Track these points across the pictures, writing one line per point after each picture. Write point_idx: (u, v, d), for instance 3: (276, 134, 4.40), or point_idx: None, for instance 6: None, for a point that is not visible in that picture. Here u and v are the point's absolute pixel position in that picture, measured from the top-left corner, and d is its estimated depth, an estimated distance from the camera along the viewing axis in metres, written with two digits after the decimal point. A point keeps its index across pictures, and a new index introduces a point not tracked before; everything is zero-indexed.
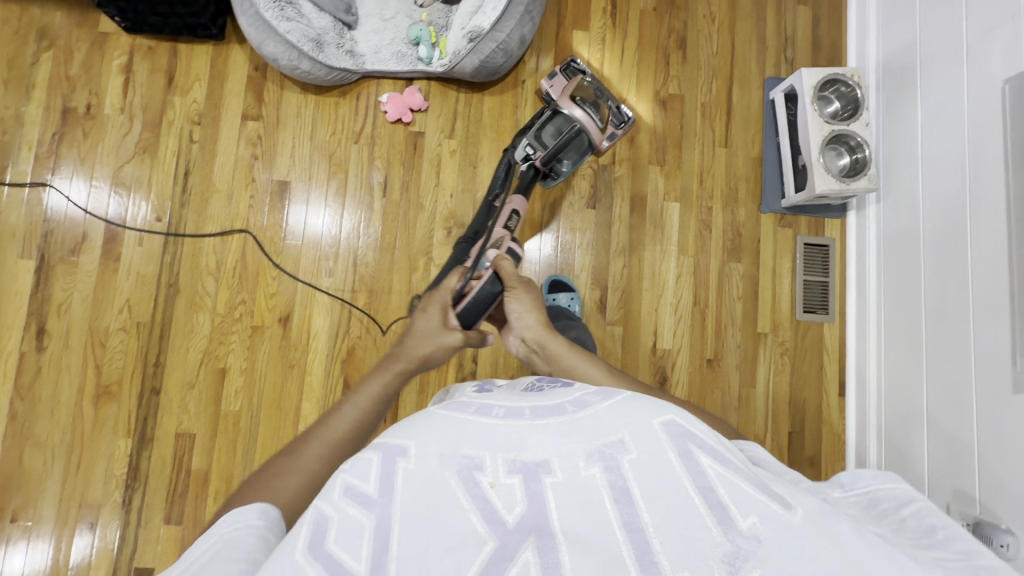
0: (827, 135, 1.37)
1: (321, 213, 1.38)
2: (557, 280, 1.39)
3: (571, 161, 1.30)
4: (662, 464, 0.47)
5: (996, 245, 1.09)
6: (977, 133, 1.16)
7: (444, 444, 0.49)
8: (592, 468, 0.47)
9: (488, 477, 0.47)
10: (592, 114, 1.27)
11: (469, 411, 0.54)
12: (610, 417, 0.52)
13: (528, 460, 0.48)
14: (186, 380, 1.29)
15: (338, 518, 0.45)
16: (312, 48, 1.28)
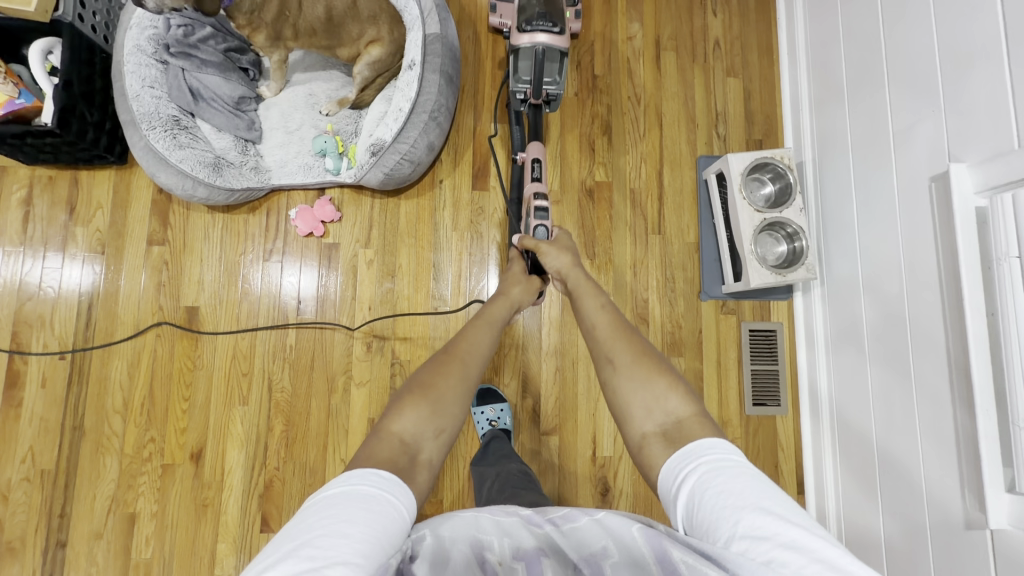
0: (760, 224, 1.29)
1: (279, 273, 1.35)
2: (487, 390, 1.33)
3: (556, 78, 1.24)
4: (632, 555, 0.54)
5: (937, 355, 1.00)
6: (910, 229, 1.07)
7: (455, 532, 0.59)
8: (581, 572, 0.54)
9: (496, 555, 0.56)
10: (550, 30, 1.17)
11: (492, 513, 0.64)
12: (597, 530, 0.59)
13: (529, 549, 0.57)
14: (93, 530, 1.22)
15: (388, 564, 0.51)
16: (209, 173, 1.23)
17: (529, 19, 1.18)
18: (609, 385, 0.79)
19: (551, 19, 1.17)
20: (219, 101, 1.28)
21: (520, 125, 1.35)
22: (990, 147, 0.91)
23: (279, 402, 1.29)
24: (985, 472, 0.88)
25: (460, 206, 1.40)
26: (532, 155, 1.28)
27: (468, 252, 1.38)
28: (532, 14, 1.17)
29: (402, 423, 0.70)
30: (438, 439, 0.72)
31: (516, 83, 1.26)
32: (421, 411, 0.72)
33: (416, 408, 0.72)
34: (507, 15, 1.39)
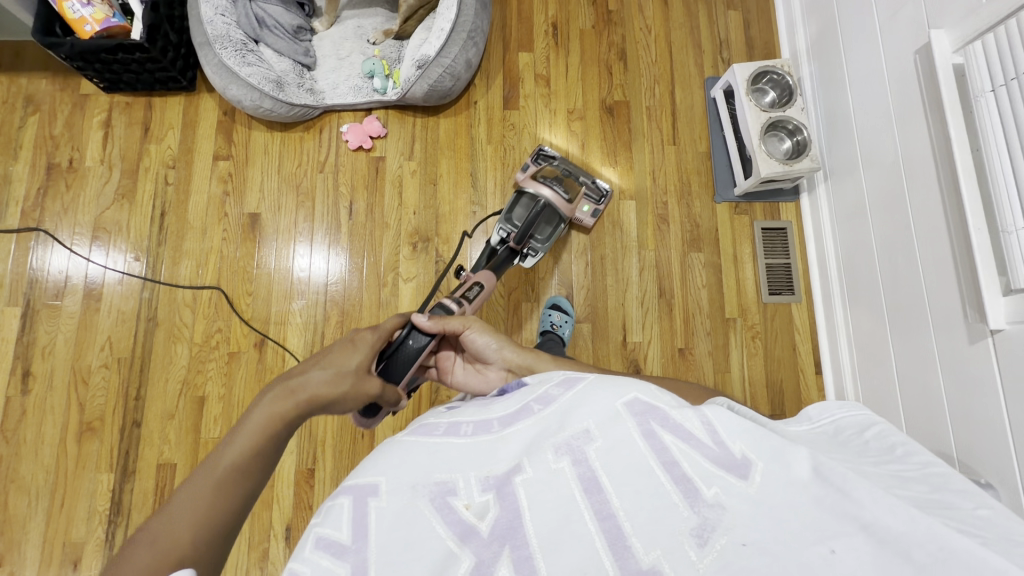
0: (765, 124, 1.43)
1: (320, 258, 1.44)
2: (557, 302, 1.44)
3: (545, 236, 1.31)
4: (624, 445, 0.47)
5: (932, 203, 1.13)
6: (900, 102, 1.21)
7: (415, 474, 0.49)
8: (562, 461, 0.48)
9: (462, 498, 0.47)
10: (557, 190, 1.30)
11: (439, 433, 0.54)
12: (576, 413, 0.51)
13: (499, 472, 0.48)
14: (166, 411, 1.32)
15: (315, 564, 0.43)
16: (273, 88, 1.38)
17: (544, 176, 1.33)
18: None
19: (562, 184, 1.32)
20: (280, 29, 1.45)
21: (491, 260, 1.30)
22: (964, 10, 1.06)
23: (335, 297, 1.41)
24: (982, 282, 0.98)
25: (493, 123, 1.54)
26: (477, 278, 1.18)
27: (501, 163, 1.52)
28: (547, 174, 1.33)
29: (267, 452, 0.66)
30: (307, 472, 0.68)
31: (506, 224, 1.30)
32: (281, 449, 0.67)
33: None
34: None
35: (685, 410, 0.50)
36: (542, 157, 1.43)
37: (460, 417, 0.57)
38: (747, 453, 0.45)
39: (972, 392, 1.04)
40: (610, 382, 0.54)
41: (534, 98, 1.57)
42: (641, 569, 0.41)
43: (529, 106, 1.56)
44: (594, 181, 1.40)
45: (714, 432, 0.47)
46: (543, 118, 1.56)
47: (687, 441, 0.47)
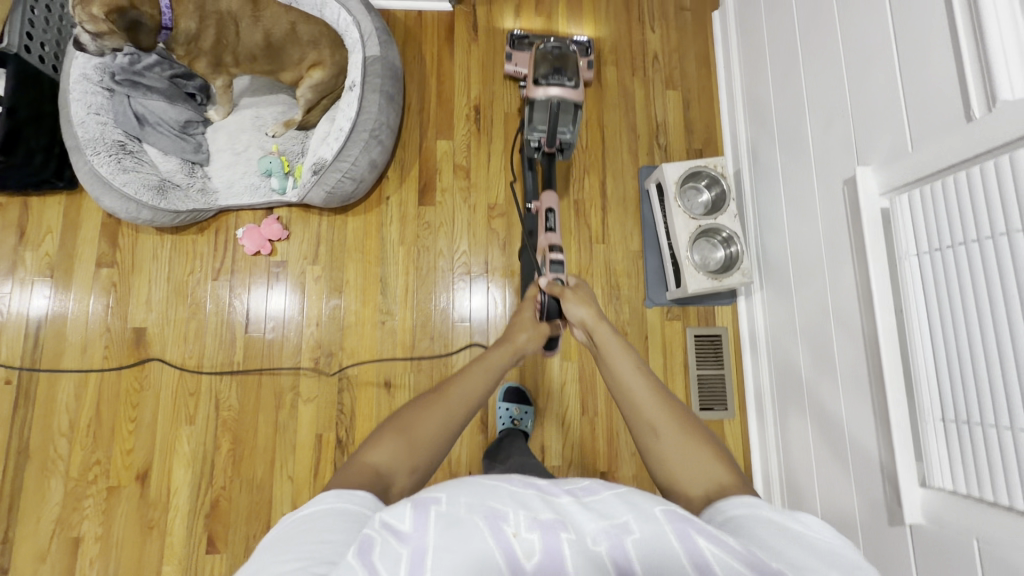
0: (695, 231, 1.33)
1: (264, 296, 1.37)
2: (513, 388, 1.35)
3: (571, 126, 1.24)
4: (659, 547, 0.42)
5: (856, 353, 1.03)
6: (829, 231, 1.11)
7: (471, 496, 0.44)
8: (600, 546, 0.42)
9: (510, 526, 0.42)
10: (564, 85, 1.16)
11: (493, 486, 0.46)
12: (619, 501, 0.46)
13: (545, 517, 0.43)
14: (37, 555, 1.22)
15: (381, 538, 0.41)
16: (152, 196, 1.25)
17: (542, 76, 1.17)
18: (654, 460, 0.64)
19: (568, 73, 1.16)
20: (165, 125, 1.32)
21: (534, 170, 1.36)
22: (891, 149, 0.95)
23: (227, 420, 1.30)
24: (898, 466, 0.89)
25: (406, 221, 1.43)
26: (545, 204, 1.26)
27: (414, 265, 1.41)
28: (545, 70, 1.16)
29: (377, 453, 0.58)
30: (414, 478, 0.59)
31: (532, 132, 1.27)
32: (400, 443, 0.60)
33: (394, 440, 0.60)
34: (520, 62, 1.47)
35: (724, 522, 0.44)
36: (517, 41, 1.46)
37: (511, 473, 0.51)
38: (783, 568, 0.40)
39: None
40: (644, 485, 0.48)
41: (452, 192, 1.45)
42: None
43: (447, 201, 1.44)
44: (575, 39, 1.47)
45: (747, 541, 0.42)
46: (462, 215, 1.44)
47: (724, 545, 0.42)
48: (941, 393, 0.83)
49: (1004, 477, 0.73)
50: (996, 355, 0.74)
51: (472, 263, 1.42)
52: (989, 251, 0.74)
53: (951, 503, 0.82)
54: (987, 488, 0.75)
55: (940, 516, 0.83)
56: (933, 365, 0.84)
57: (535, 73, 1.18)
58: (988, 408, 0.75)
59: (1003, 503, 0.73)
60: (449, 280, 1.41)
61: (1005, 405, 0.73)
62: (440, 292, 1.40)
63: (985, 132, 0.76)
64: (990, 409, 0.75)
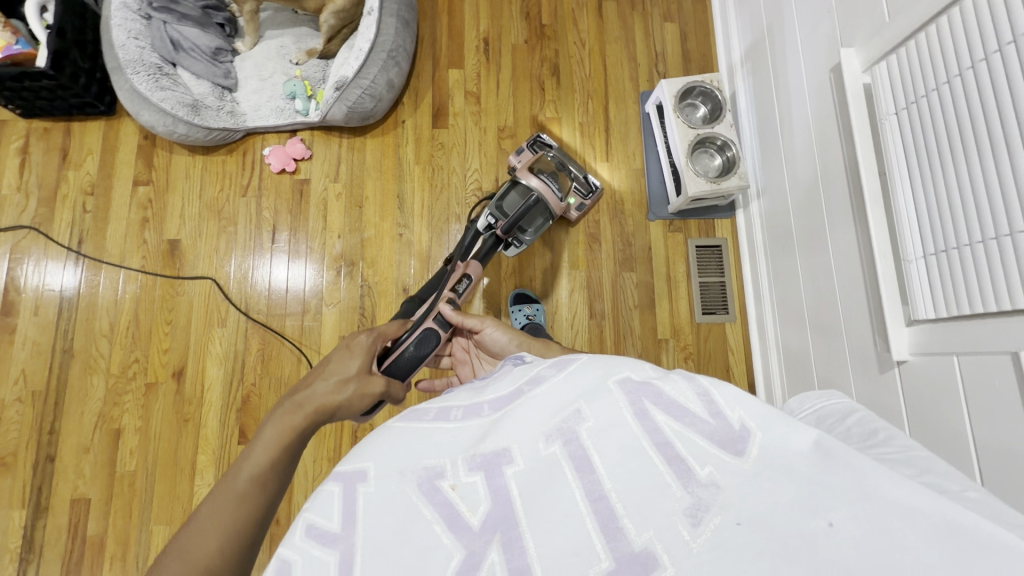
0: (693, 140, 1.41)
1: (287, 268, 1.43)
2: (521, 294, 1.43)
3: (530, 230, 1.28)
4: (610, 415, 0.39)
5: (847, 228, 1.10)
6: (819, 121, 1.19)
7: (402, 459, 0.40)
8: (553, 446, 0.39)
9: (449, 480, 0.39)
10: (551, 186, 1.24)
11: (427, 419, 0.44)
12: (571, 388, 0.41)
13: (488, 452, 0.39)
14: (81, 446, 1.30)
15: (301, 554, 0.37)
16: (187, 113, 1.35)
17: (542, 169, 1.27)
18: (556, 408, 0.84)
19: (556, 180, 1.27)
20: (197, 51, 1.42)
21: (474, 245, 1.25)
22: (871, 28, 1.03)
23: (257, 324, 1.39)
24: (886, 310, 0.97)
25: (421, 143, 1.52)
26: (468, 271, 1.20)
27: (429, 184, 1.50)
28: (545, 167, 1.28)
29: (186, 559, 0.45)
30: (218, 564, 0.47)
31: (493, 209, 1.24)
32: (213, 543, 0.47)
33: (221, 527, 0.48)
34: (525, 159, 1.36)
35: (675, 379, 0.41)
36: (539, 143, 1.35)
37: (451, 401, 0.47)
38: (747, 421, 0.37)
39: None
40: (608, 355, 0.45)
41: (463, 116, 1.54)
42: (634, 551, 0.34)
43: (458, 124, 1.53)
44: (585, 176, 1.33)
45: (711, 402, 0.39)
46: (473, 137, 1.53)
47: (681, 416, 0.38)
48: (933, 230, 0.88)
49: (1002, 283, 0.76)
50: (983, 172, 0.80)
51: (483, 182, 1.51)
52: (972, 79, 0.81)
53: (937, 330, 0.88)
54: (983, 300, 0.78)
55: (924, 347, 0.90)
56: (920, 208, 0.91)
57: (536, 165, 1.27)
58: (983, 224, 0.79)
59: (1003, 309, 0.76)
60: (462, 197, 1.50)
61: (998, 213, 0.76)
62: (454, 207, 1.49)
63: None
64: (984, 224, 0.79)
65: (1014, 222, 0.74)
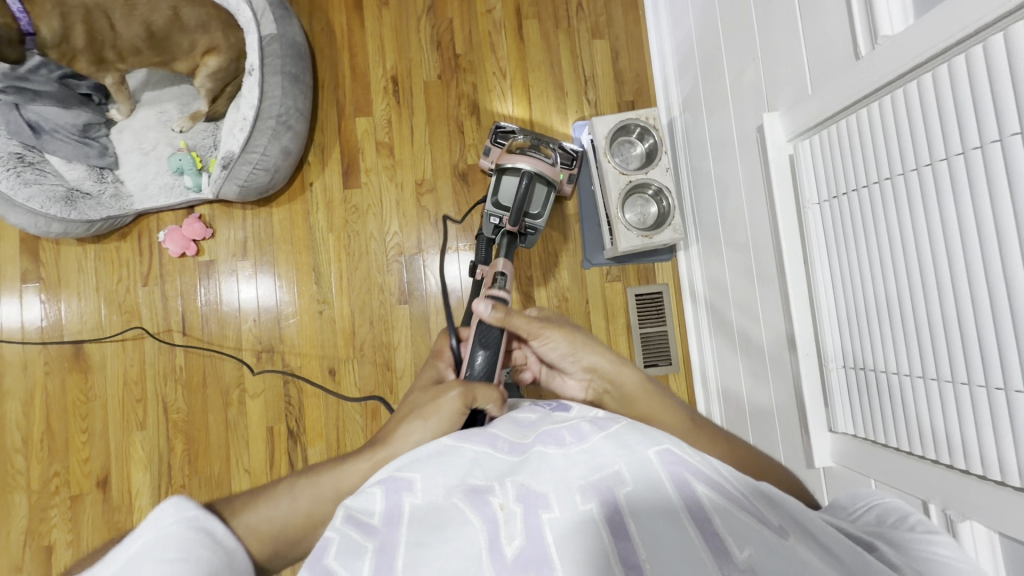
0: (626, 188, 1.29)
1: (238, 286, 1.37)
2: None
3: (540, 208, 1.20)
4: (653, 487, 0.43)
5: (776, 308, 1.02)
6: (749, 181, 1.07)
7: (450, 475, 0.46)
8: (590, 503, 0.43)
9: (498, 498, 0.44)
10: (539, 157, 1.17)
11: (477, 443, 0.50)
12: (610, 447, 0.48)
13: (531, 489, 0.44)
14: (14, 565, 1.27)
15: (340, 537, 0.41)
16: (61, 208, 1.21)
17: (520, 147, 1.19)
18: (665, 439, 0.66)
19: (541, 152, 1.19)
20: (63, 131, 1.26)
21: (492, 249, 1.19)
22: (795, 94, 0.91)
23: (176, 424, 1.32)
24: (809, 413, 0.91)
25: (333, 207, 1.39)
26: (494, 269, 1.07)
27: (346, 253, 1.38)
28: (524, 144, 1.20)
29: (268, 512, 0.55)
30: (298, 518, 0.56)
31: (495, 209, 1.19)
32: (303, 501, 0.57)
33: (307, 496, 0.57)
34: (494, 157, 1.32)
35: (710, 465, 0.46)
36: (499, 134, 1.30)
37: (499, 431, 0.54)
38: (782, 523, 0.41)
39: None
40: (647, 426, 0.50)
41: (377, 171, 1.40)
42: None
43: (372, 181, 1.40)
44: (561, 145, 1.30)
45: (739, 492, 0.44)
46: (389, 195, 1.40)
47: (723, 496, 0.43)
48: (865, 343, 0.79)
49: (938, 434, 0.67)
50: (914, 297, 0.69)
51: (404, 244, 1.39)
52: (912, 186, 0.67)
53: (860, 449, 0.82)
54: (922, 444, 0.70)
55: (845, 459, 0.85)
56: (851, 313, 0.81)
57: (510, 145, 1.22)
58: (921, 360, 0.68)
59: (940, 461, 0.68)
60: (384, 264, 1.39)
61: (939, 355, 0.65)
62: (375, 276, 1.39)
63: (875, 66, 0.71)
64: (919, 361, 0.68)
65: (954, 372, 0.63)
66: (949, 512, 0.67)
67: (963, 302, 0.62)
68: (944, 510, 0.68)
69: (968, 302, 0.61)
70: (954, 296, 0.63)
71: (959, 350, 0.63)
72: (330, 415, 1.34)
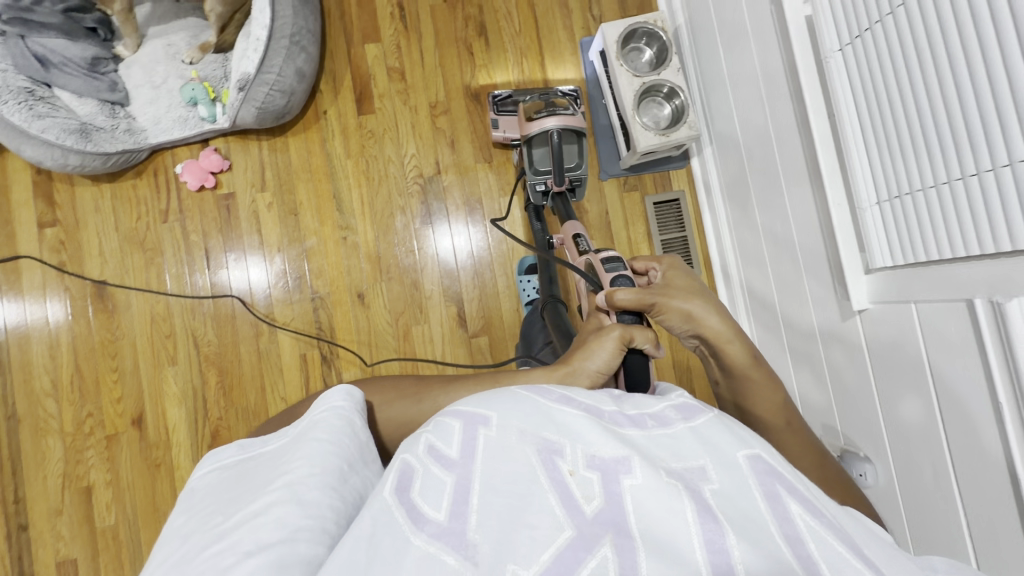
0: (640, 91, 1.31)
1: (243, 269, 1.35)
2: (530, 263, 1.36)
3: (576, 160, 1.22)
4: (742, 497, 0.38)
5: (801, 175, 1.05)
6: (764, 60, 1.10)
7: (526, 420, 0.42)
8: (676, 480, 0.38)
9: (568, 462, 0.39)
10: (561, 114, 1.17)
11: (552, 398, 0.44)
12: (697, 441, 0.42)
13: (607, 456, 0.40)
14: (52, 509, 1.25)
15: (422, 469, 0.40)
16: (76, 140, 1.20)
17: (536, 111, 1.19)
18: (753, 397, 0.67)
19: (558, 108, 1.20)
20: (71, 65, 1.24)
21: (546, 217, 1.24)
22: None
23: (208, 356, 1.31)
24: (844, 259, 0.95)
25: (349, 134, 1.39)
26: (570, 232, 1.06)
27: (365, 179, 1.39)
28: (538, 107, 1.19)
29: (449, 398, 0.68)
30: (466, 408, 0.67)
31: (537, 177, 1.23)
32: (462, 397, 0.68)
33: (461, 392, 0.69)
34: (508, 127, 1.33)
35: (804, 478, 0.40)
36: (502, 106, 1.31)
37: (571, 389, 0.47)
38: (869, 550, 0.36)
39: (850, 373, 1.02)
40: (741, 428, 0.44)
41: (390, 96, 1.41)
42: None
43: (386, 106, 1.40)
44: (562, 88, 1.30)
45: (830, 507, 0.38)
46: (404, 118, 1.40)
47: (821, 516, 0.37)
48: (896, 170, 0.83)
49: (977, 225, 0.70)
50: (948, 102, 0.72)
51: (423, 166, 1.40)
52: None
53: (900, 277, 0.85)
54: (963, 245, 0.73)
55: (884, 293, 0.89)
56: (881, 148, 0.84)
57: (527, 111, 1.21)
58: (958, 161, 0.71)
59: (982, 253, 0.71)
60: (404, 187, 1.39)
61: (979, 147, 0.68)
62: (397, 199, 1.39)
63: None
64: (954, 162, 0.71)
65: (995, 158, 0.66)
66: (996, 298, 0.69)
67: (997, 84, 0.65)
68: (991, 300, 0.70)
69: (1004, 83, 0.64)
70: (990, 83, 0.66)
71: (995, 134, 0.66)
72: (363, 338, 1.35)
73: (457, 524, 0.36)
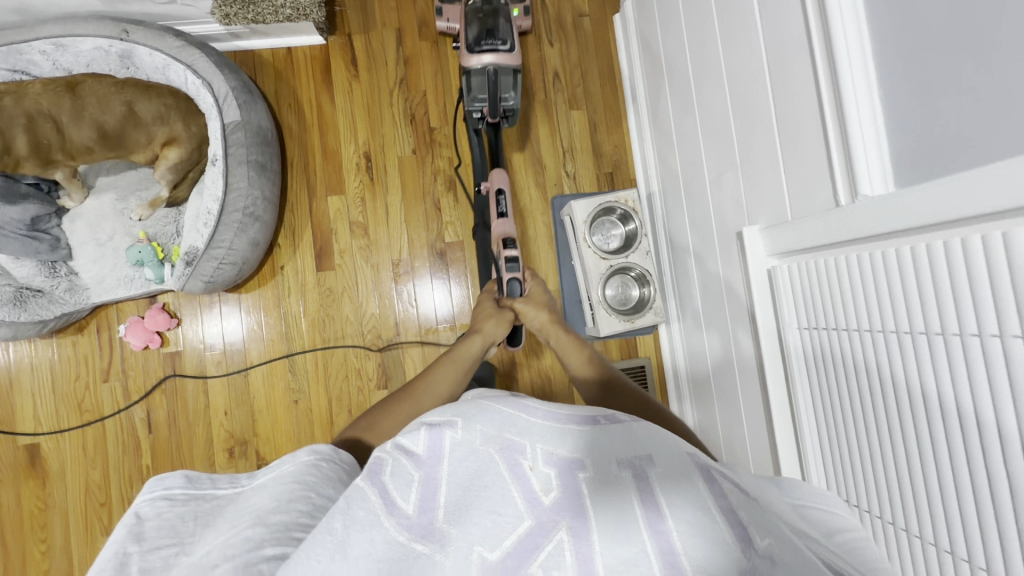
0: (605, 273, 1.29)
1: (200, 325, 1.31)
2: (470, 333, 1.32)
3: (512, 92, 1.21)
4: (684, 481, 0.36)
5: (758, 420, 1.01)
6: (727, 283, 1.07)
7: (489, 424, 0.41)
8: (623, 473, 0.37)
9: (528, 458, 0.38)
10: (498, 50, 1.15)
11: (511, 404, 0.44)
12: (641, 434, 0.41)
13: (563, 454, 0.39)
14: None
15: (392, 460, 0.39)
16: (9, 311, 1.14)
17: (474, 40, 1.16)
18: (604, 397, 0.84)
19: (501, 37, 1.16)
20: (9, 227, 1.14)
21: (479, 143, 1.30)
22: (774, 214, 0.90)
23: None
24: None
25: (307, 293, 1.34)
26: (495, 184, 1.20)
27: (321, 339, 1.34)
28: (478, 35, 1.15)
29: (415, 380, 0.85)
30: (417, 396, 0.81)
31: (473, 102, 1.23)
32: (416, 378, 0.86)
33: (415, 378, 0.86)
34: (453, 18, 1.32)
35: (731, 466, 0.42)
36: None
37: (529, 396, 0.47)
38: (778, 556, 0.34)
39: None
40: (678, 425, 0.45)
41: (351, 253, 1.36)
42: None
43: (347, 263, 1.35)
44: None
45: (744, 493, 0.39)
46: (365, 277, 1.36)
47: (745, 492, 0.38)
48: (861, 481, 0.76)
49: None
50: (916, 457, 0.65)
51: (381, 328, 1.35)
52: (911, 350, 0.63)
53: None
54: None
55: None
56: (839, 440, 0.79)
57: (466, 40, 1.17)
58: (920, 519, 0.65)
59: None
60: (361, 348, 1.34)
61: (942, 524, 0.62)
62: (353, 361, 1.34)
63: (861, 221, 0.69)
64: (914, 517, 0.66)
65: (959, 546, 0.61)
66: None
67: (969, 478, 0.58)
68: None
69: (982, 477, 0.57)
70: (972, 476, 0.58)
71: (975, 525, 0.59)
72: None
73: (426, 519, 0.35)
